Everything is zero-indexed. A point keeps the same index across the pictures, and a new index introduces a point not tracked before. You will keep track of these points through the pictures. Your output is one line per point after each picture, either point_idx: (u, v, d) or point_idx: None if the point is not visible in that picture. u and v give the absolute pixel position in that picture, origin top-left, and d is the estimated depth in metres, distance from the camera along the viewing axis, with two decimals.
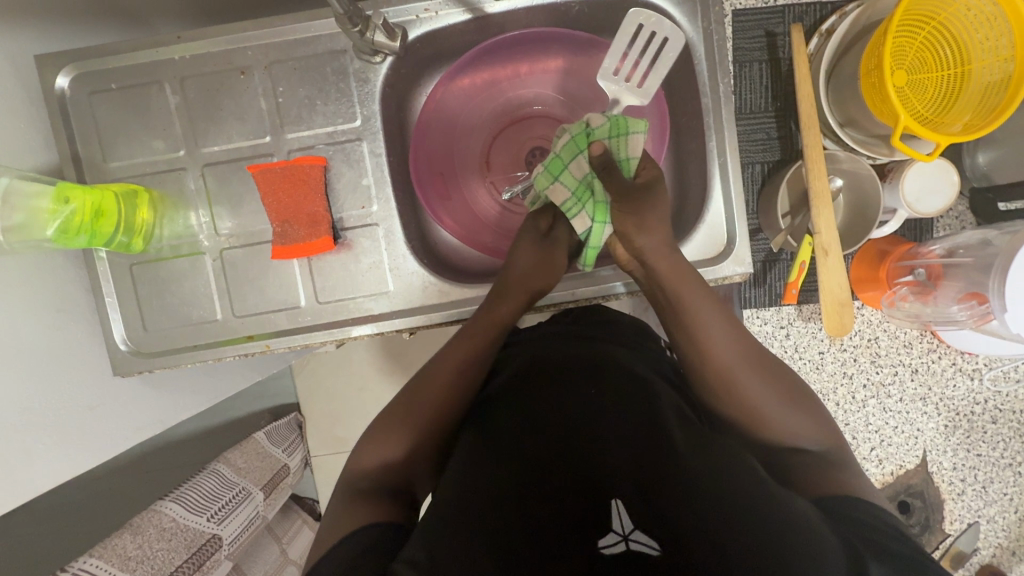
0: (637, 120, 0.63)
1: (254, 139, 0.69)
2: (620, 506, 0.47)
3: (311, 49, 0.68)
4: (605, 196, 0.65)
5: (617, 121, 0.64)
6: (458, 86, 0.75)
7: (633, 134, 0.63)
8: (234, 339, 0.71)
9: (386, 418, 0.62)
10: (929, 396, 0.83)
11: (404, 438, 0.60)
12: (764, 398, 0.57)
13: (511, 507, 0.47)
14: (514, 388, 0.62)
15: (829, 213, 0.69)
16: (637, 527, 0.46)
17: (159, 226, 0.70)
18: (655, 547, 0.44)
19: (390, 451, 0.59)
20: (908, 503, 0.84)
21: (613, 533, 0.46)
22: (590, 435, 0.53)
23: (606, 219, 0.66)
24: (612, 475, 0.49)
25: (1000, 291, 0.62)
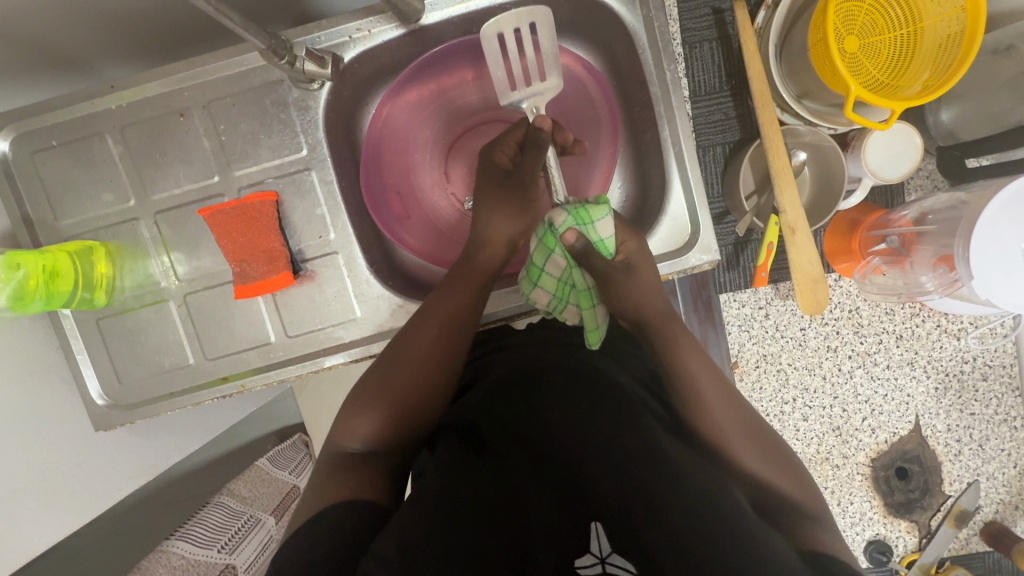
0: (598, 206, 0.61)
1: (203, 181, 0.68)
2: (600, 528, 0.48)
3: (247, 82, 0.67)
4: (588, 283, 0.64)
5: (578, 211, 0.61)
6: (405, 101, 0.74)
7: (600, 220, 0.61)
8: (210, 382, 0.71)
9: (361, 394, 0.62)
10: (917, 360, 0.81)
11: (377, 419, 0.59)
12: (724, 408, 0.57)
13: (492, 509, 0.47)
14: (495, 399, 0.62)
15: (792, 189, 0.68)
16: (613, 550, 0.46)
17: (120, 277, 0.69)
18: (632, 569, 0.44)
19: (363, 429, 0.59)
20: (905, 468, 0.83)
21: (590, 554, 0.46)
22: (574, 446, 0.53)
23: (594, 303, 0.65)
24: (597, 501, 0.49)
25: (964, 258, 0.61)
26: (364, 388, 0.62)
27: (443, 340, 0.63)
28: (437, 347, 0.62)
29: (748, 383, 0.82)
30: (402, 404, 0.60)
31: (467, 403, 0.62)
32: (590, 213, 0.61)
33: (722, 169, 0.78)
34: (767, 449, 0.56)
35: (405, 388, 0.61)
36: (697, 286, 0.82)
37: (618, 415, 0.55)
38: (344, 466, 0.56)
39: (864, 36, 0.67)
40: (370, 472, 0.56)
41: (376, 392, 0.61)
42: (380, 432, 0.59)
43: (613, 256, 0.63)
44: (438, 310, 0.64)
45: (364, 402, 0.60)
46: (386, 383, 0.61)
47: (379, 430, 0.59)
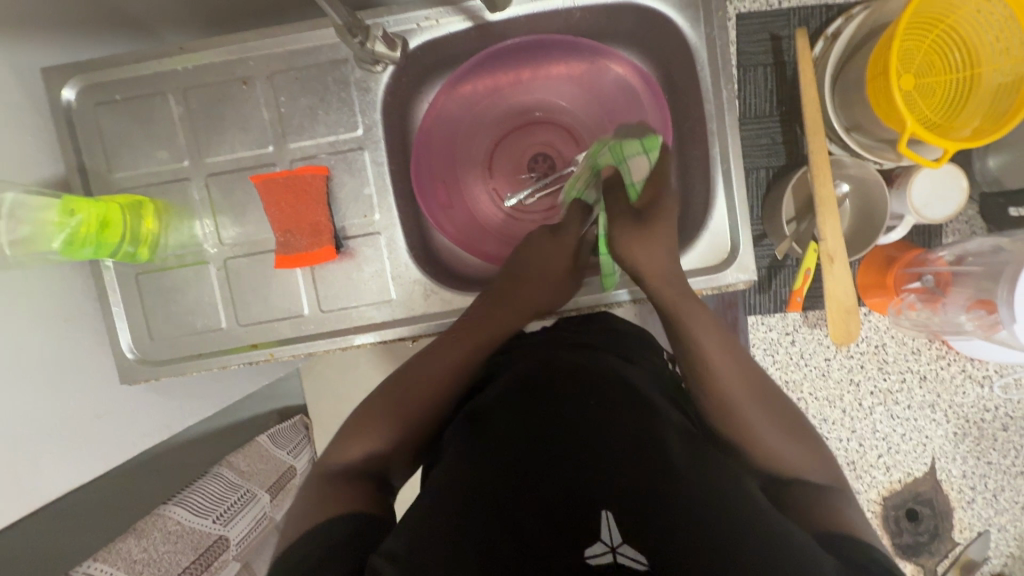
0: (633, 146, 0.67)
1: (257, 149, 0.69)
2: (611, 517, 0.47)
3: (313, 59, 0.68)
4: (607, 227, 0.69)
5: (616, 147, 0.68)
6: (460, 93, 0.76)
7: (632, 158, 0.68)
8: (239, 348, 0.72)
9: (373, 407, 0.62)
10: (938, 403, 0.81)
11: (386, 430, 0.60)
12: (763, 422, 0.56)
13: (502, 511, 0.47)
14: (508, 393, 0.61)
15: (834, 220, 0.69)
16: (625, 542, 0.46)
17: (164, 235, 0.70)
18: (643, 562, 0.45)
19: (370, 442, 0.59)
20: (916, 511, 0.83)
21: (601, 543, 0.46)
22: (586, 437, 0.53)
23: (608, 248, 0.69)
24: (604, 487, 0.48)
25: (1010, 300, 0.62)
26: (373, 402, 0.63)
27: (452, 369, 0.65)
28: (454, 373, 0.65)
29: None
30: (410, 422, 0.61)
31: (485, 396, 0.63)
32: (624, 149, 0.67)
33: (764, 192, 0.79)
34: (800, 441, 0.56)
35: (412, 408, 0.62)
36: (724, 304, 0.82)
37: (633, 408, 0.56)
38: (353, 476, 0.57)
39: (917, 75, 0.69)
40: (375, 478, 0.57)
41: (388, 406, 0.63)
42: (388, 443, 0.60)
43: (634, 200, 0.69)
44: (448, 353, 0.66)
45: (375, 414, 0.61)
46: (403, 398, 0.63)
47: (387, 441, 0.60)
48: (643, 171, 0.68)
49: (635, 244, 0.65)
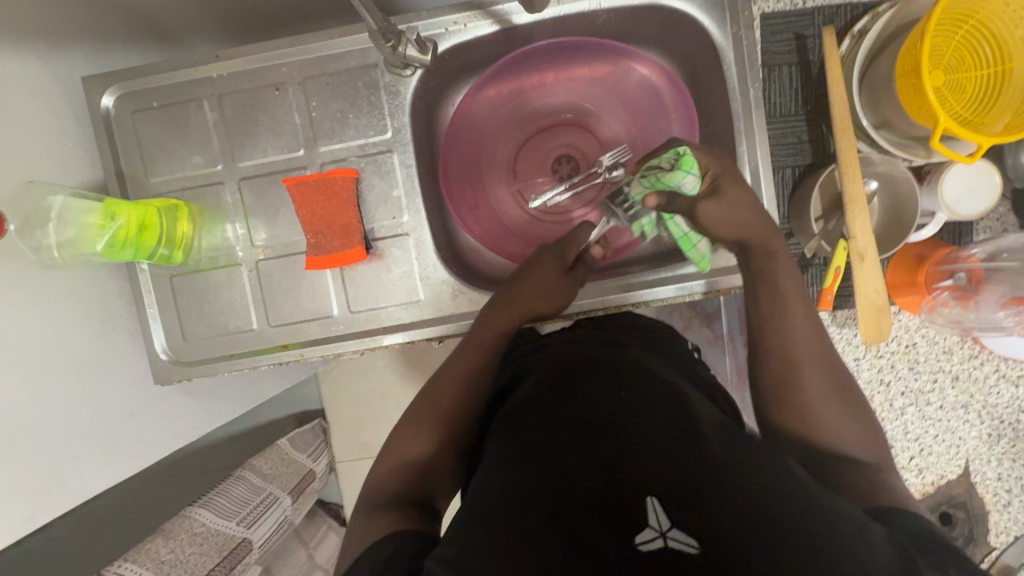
0: (674, 173, 0.62)
1: (288, 153, 0.71)
2: (656, 503, 0.45)
3: (343, 64, 0.69)
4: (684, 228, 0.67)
5: (657, 180, 0.63)
6: (486, 96, 0.77)
7: (677, 184, 0.62)
8: (269, 348, 0.73)
9: (414, 415, 0.65)
10: (971, 404, 0.80)
11: (426, 439, 0.62)
12: (824, 400, 0.55)
13: (544, 506, 0.47)
14: (541, 394, 0.61)
15: (865, 217, 0.68)
16: (674, 525, 0.43)
17: (197, 238, 0.71)
18: (694, 544, 0.42)
19: (414, 451, 0.62)
20: (950, 514, 0.81)
21: (649, 528, 0.43)
22: (622, 431, 0.52)
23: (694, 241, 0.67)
24: (643, 476, 0.47)
25: None
26: (413, 413, 0.65)
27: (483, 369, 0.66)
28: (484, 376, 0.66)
29: None
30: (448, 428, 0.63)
31: (515, 400, 0.64)
32: (667, 181, 0.62)
33: (790, 191, 0.79)
34: (858, 414, 0.55)
35: (448, 413, 0.64)
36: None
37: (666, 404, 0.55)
38: (397, 493, 0.58)
39: (947, 71, 0.68)
40: (415, 493, 0.59)
41: (421, 417, 0.64)
42: (429, 453, 0.62)
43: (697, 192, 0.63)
44: (467, 358, 0.67)
45: (416, 423, 0.64)
46: (438, 402, 0.65)
47: (428, 449, 0.62)
48: (694, 181, 0.62)
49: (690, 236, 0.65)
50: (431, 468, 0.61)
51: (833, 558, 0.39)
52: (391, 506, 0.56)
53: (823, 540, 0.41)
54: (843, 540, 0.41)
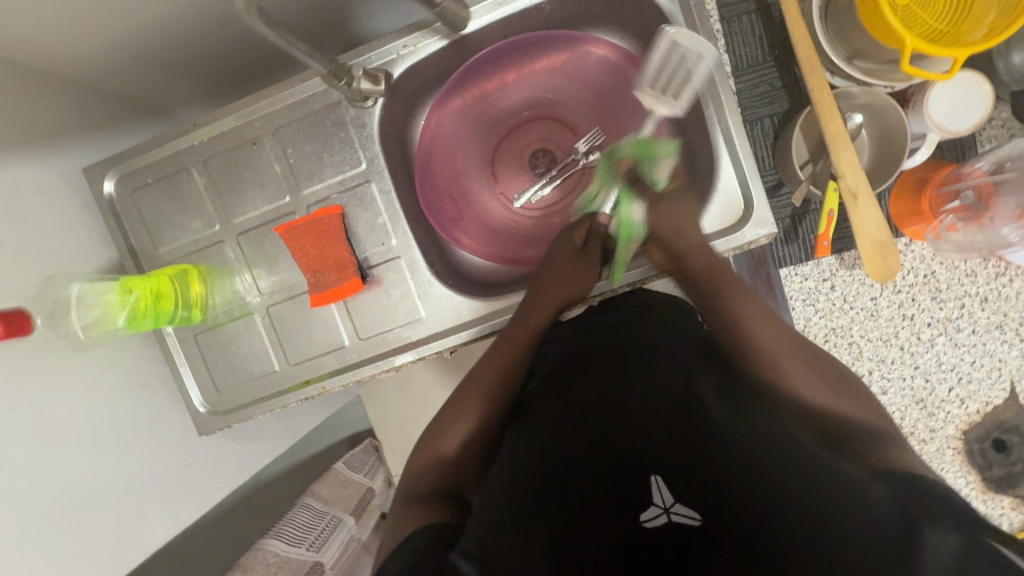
0: (664, 144, 0.69)
1: (276, 202, 0.74)
2: (660, 480, 0.49)
3: (310, 107, 0.73)
4: (637, 217, 0.72)
5: (643, 144, 0.70)
6: (451, 108, 0.79)
7: (661, 158, 0.70)
8: (294, 386, 0.77)
9: (442, 415, 0.67)
10: (1006, 323, 0.76)
11: (455, 436, 0.64)
12: (808, 375, 0.57)
13: (565, 492, 0.51)
14: (557, 386, 0.63)
15: (850, 154, 0.66)
16: (678, 500, 0.48)
17: (211, 296, 0.76)
18: (697, 517, 0.46)
19: (444, 448, 0.64)
20: (1004, 440, 0.78)
21: (654, 506, 0.48)
22: (634, 416, 0.55)
23: (632, 236, 0.72)
24: (653, 459, 0.51)
25: None
26: (441, 413, 0.67)
27: (507, 369, 0.67)
28: (506, 375, 0.67)
29: None
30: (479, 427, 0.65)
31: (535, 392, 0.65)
32: (655, 148, 0.70)
33: (772, 141, 0.76)
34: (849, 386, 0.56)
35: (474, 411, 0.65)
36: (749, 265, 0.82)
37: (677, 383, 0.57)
38: (428, 487, 0.60)
39: None
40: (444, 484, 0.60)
41: (449, 415, 0.66)
42: (456, 449, 0.64)
43: (661, 185, 0.71)
44: (492, 364, 0.68)
45: (444, 422, 0.66)
46: (464, 402, 0.67)
47: (457, 447, 0.64)
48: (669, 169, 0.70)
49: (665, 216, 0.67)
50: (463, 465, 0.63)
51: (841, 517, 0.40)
52: (421, 500, 0.57)
53: (829, 494, 0.41)
54: (850, 494, 0.41)
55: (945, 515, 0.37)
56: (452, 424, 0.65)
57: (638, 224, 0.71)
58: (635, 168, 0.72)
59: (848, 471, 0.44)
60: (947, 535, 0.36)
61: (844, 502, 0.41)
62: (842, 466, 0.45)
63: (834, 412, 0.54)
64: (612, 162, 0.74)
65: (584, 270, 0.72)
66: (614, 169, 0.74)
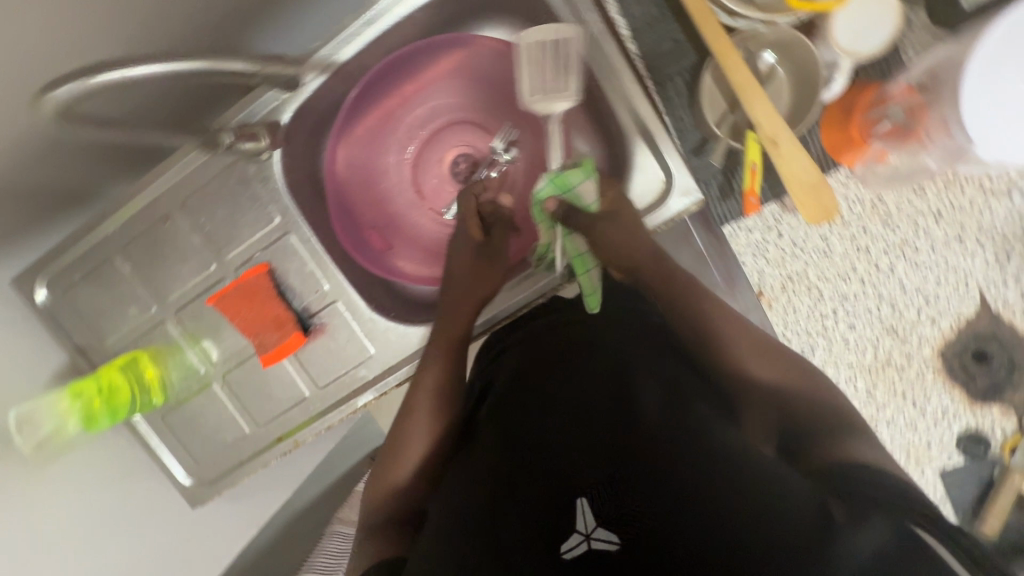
0: (576, 171, 0.66)
1: (203, 272, 0.74)
2: (585, 504, 0.46)
3: (209, 172, 0.71)
4: (580, 248, 0.68)
5: (558, 179, 0.66)
6: (356, 137, 0.77)
7: (579, 184, 0.65)
8: (269, 444, 0.78)
9: (394, 439, 0.67)
10: (965, 233, 0.73)
11: (407, 460, 0.64)
12: (760, 363, 0.60)
13: (493, 504, 0.50)
14: (500, 399, 0.62)
15: (761, 101, 0.63)
16: (599, 524, 0.45)
17: (166, 376, 0.77)
18: (614, 543, 0.44)
19: (400, 473, 0.64)
20: (981, 350, 0.76)
21: (575, 534, 0.45)
22: (569, 425, 0.53)
23: (587, 266, 0.68)
24: (574, 474, 0.48)
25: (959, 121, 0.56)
26: (393, 436, 0.67)
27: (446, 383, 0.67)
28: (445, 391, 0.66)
29: (779, 309, 0.77)
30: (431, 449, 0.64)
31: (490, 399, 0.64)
32: (569, 179, 0.65)
33: (686, 100, 0.72)
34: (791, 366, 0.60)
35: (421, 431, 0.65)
36: (703, 226, 0.76)
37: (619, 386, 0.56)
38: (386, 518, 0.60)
39: None
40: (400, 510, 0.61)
41: (400, 440, 0.66)
42: (409, 476, 0.63)
43: (594, 206, 0.66)
44: (429, 381, 0.67)
45: (396, 448, 0.66)
46: (411, 422, 0.66)
47: (410, 472, 0.63)
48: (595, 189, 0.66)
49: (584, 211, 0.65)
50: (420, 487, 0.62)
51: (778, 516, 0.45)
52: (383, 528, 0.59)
53: (768, 498, 0.46)
54: (789, 509, 0.45)
55: (855, 540, 0.42)
56: (403, 449, 0.65)
57: (586, 254, 0.68)
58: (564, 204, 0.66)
59: (794, 482, 0.48)
60: (877, 532, 0.42)
61: (777, 517, 0.44)
62: (790, 476, 0.49)
63: (787, 397, 0.57)
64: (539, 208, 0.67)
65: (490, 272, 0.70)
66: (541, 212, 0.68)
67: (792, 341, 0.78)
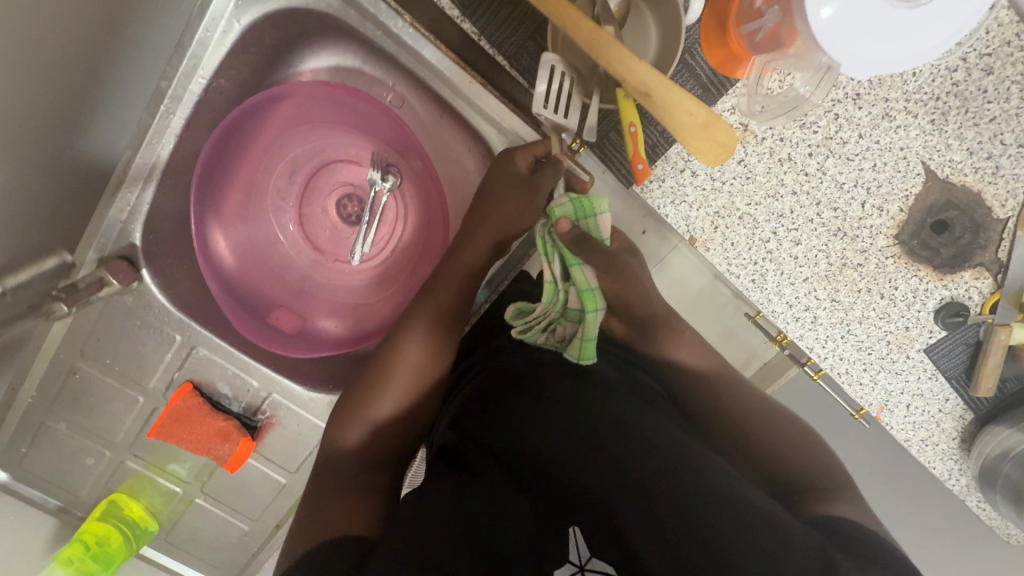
0: (601, 199, 0.61)
1: (135, 407, 0.72)
2: (578, 534, 0.45)
3: (90, 317, 0.66)
4: (593, 282, 0.58)
5: (581, 201, 0.60)
6: (221, 224, 0.69)
7: (601, 211, 0.61)
8: (269, 534, 0.81)
9: (372, 380, 0.64)
10: (892, 107, 0.65)
11: (393, 397, 0.62)
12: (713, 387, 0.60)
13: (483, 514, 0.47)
14: (484, 403, 0.58)
15: (618, 52, 0.55)
16: (594, 555, 0.43)
17: (150, 503, 0.78)
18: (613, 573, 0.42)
19: (377, 413, 0.62)
20: (941, 221, 0.70)
21: (568, 564, 0.43)
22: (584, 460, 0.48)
23: (598, 304, 0.58)
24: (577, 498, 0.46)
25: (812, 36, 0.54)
26: (372, 373, 0.64)
27: (443, 325, 0.65)
28: (439, 342, 0.65)
29: (717, 248, 0.72)
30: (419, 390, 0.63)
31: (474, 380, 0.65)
32: (594, 204, 0.60)
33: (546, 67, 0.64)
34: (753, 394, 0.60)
35: (414, 368, 0.63)
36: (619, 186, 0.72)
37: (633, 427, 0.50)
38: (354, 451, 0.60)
39: None
40: (371, 447, 0.60)
41: (385, 375, 0.63)
42: (390, 412, 0.62)
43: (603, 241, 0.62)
44: (432, 309, 0.65)
45: (376, 384, 0.63)
46: (402, 357, 0.63)
47: (391, 415, 0.62)
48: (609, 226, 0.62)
49: (516, 200, 0.65)
50: (394, 428, 0.62)
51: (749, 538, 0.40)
52: (346, 464, 0.58)
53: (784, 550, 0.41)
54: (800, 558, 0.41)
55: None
56: (388, 385, 0.62)
57: (599, 291, 0.58)
58: (578, 228, 0.60)
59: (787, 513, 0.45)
60: None
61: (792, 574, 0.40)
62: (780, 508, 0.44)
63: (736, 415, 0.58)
64: (548, 227, 0.60)
65: (467, 249, 0.66)
66: (552, 233, 0.60)
67: (738, 275, 0.74)
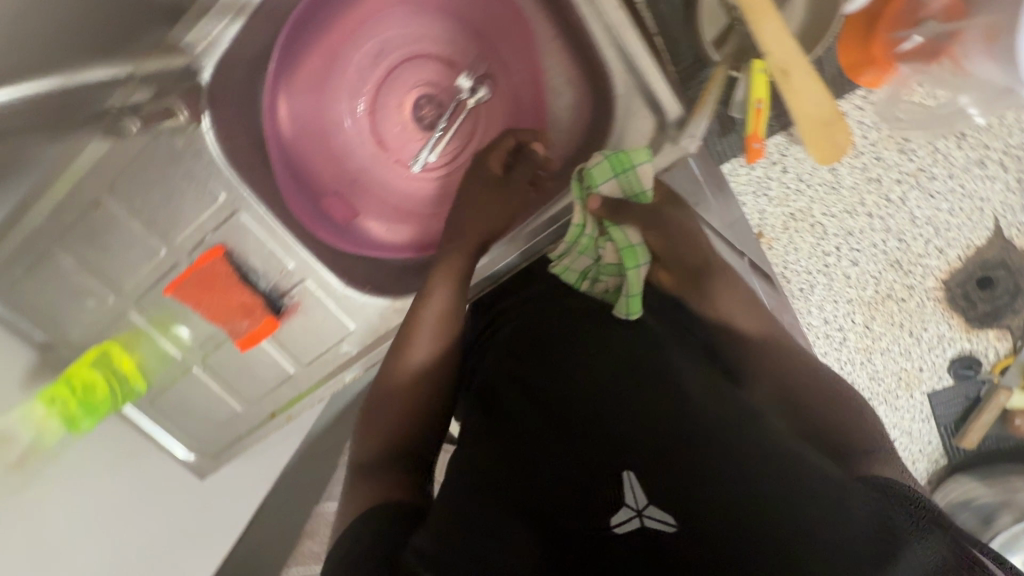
0: (638, 151, 0.57)
1: (153, 259, 0.67)
2: (633, 478, 0.43)
3: (133, 151, 0.60)
4: (630, 237, 0.56)
5: (617, 157, 0.57)
6: (298, 89, 0.67)
7: (639, 165, 0.57)
8: (263, 420, 0.78)
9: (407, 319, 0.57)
10: (989, 156, 0.70)
11: (428, 340, 0.56)
12: None
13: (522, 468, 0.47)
14: (521, 354, 0.56)
15: (774, 23, 0.54)
16: (650, 501, 0.42)
17: (142, 362, 0.73)
18: (671, 523, 0.40)
19: (416, 357, 0.55)
20: (989, 277, 0.73)
21: (625, 509, 0.42)
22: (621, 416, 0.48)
23: (639, 260, 0.56)
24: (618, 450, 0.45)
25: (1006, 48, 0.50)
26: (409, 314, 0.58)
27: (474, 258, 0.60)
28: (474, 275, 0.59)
29: (779, 249, 0.73)
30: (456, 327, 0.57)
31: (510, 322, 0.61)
32: (630, 156, 0.56)
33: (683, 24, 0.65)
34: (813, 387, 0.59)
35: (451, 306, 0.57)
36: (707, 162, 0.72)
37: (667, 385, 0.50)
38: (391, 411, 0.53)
39: None
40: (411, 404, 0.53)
41: (420, 312, 0.57)
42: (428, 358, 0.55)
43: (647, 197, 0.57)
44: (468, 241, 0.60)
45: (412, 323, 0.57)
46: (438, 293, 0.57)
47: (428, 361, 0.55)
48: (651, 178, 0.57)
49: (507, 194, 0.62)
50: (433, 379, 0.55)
51: (818, 508, 0.39)
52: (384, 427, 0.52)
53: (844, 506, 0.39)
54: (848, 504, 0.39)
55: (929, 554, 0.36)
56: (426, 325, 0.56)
57: (640, 246, 0.56)
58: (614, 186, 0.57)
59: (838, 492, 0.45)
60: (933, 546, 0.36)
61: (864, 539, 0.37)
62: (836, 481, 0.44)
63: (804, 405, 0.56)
64: (583, 184, 0.58)
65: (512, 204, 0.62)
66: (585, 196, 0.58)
67: (790, 279, 0.74)
